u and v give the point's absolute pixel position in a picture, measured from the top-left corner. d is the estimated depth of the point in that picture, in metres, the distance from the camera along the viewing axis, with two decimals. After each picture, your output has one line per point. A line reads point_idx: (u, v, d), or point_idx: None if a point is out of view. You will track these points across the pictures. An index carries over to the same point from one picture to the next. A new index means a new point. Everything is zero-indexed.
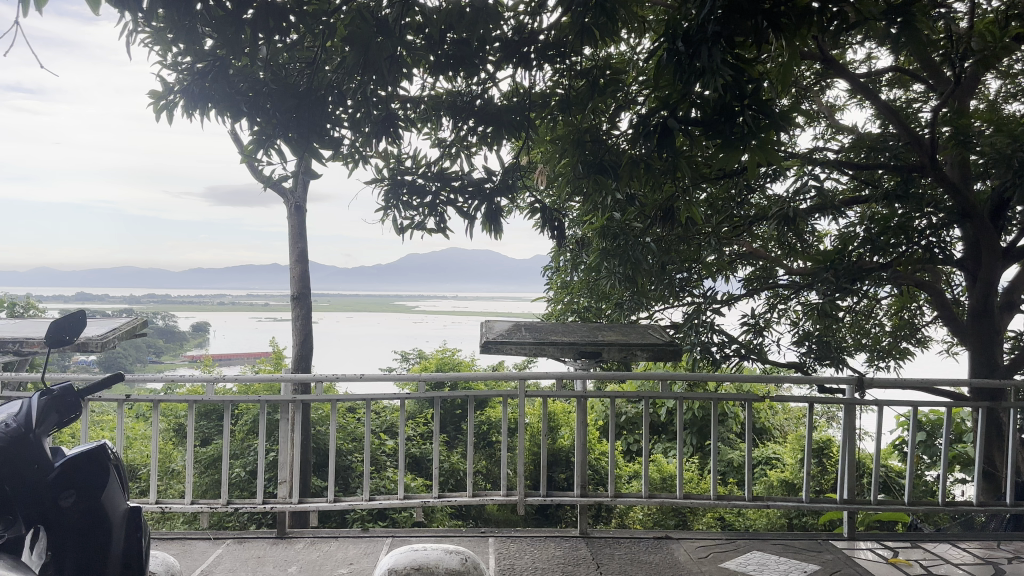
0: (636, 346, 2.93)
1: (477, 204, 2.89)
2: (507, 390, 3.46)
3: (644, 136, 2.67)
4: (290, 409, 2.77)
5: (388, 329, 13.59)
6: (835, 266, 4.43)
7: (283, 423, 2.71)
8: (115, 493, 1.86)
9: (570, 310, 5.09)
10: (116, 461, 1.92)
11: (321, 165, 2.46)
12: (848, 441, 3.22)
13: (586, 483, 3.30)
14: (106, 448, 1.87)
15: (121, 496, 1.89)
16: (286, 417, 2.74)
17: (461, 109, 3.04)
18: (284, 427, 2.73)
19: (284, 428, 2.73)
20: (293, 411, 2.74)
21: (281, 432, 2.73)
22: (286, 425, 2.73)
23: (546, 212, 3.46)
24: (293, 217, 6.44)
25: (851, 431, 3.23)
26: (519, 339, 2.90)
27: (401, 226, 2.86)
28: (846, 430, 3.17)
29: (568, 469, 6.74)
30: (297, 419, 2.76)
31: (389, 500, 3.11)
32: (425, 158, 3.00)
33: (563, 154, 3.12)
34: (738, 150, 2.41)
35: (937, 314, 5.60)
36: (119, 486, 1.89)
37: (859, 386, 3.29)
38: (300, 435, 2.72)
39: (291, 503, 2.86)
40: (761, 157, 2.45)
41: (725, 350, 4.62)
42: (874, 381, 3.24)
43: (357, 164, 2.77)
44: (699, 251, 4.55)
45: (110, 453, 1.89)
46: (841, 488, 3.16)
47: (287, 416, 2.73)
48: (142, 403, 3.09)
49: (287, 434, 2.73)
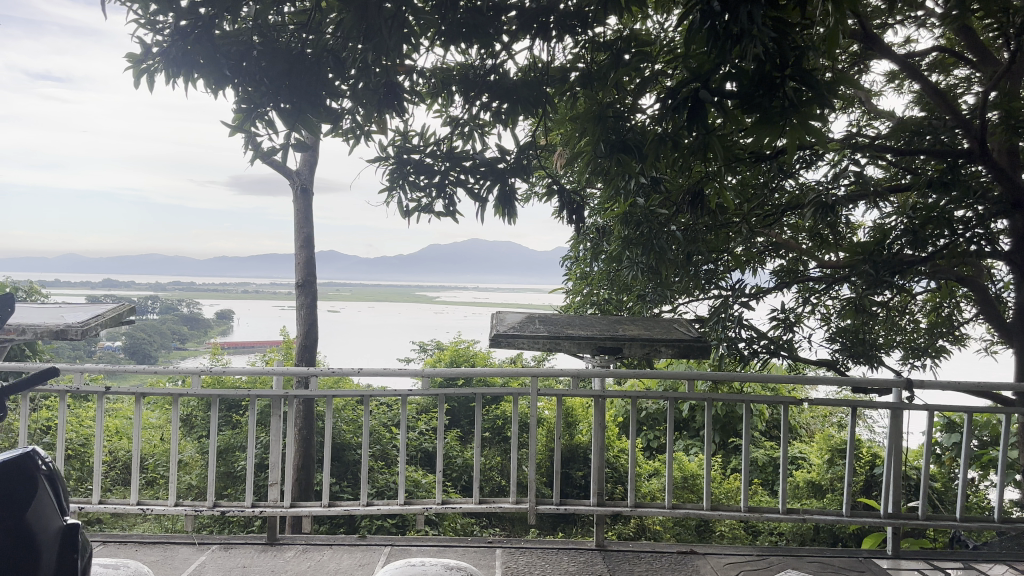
0: (660, 342, 2.68)
1: (489, 186, 2.67)
2: (517, 391, 3.22)
3: (673, 110, 2.42)
4: (283, 404, 2.55)
5: (407, 319, 13.49)
6: (874, 259, 4.15)
7: (276, 420, 2.49)
8: (48, 508, 1.56)
9: (589, 303, 4.86)
10: (49, 473, 1.62)
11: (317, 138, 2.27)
12: (895, 450, 2.97)
13: (602, 490, 3.05)
14: (32, 456, 1.58)
15: (52, 512, 1.56)
16: (278, 412, 2.53)
17: (476, 82, 2.81)
18: (277, 422, 2.51)
19: (277, 424, 2.51)
20: (287, 406, 2.52)
21: (273, 428, 2.51)
22: (279, 421, 2.52)
23: (566, 197, 3.22)
24: (300, 201, 6.29)
25: (896, 439, 2.97)
26: (533, 332, 2.68)
27: (407, 208, 2.64)
28: (892, 439, 2.91)
29: (585, 466, 6.55)
30: (291, 415, 2.54)
31: (390, 505, 2.90)
32: (433, 136, 2.77)
33: (584, 132, 2.89)
34: (778, 127, 2.18)
35: (980, 312, 5.30)
36: (49, 500, 1.57)
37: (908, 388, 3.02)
38: (293, 434, 2.51)
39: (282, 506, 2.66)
40: (802, 135, 2.21)
41: (754, 346, 4.40)
42: (925, 383, 2.96)
43: (361, 139, 2.55)
44: (727, 241, 4.29)
45: (40, 461, 1.60)
46: (884, 502, 2.91)
47: (280, 412, 2.52)
48: (130, 398, 2.90)
49: (280, 431, 2.51)
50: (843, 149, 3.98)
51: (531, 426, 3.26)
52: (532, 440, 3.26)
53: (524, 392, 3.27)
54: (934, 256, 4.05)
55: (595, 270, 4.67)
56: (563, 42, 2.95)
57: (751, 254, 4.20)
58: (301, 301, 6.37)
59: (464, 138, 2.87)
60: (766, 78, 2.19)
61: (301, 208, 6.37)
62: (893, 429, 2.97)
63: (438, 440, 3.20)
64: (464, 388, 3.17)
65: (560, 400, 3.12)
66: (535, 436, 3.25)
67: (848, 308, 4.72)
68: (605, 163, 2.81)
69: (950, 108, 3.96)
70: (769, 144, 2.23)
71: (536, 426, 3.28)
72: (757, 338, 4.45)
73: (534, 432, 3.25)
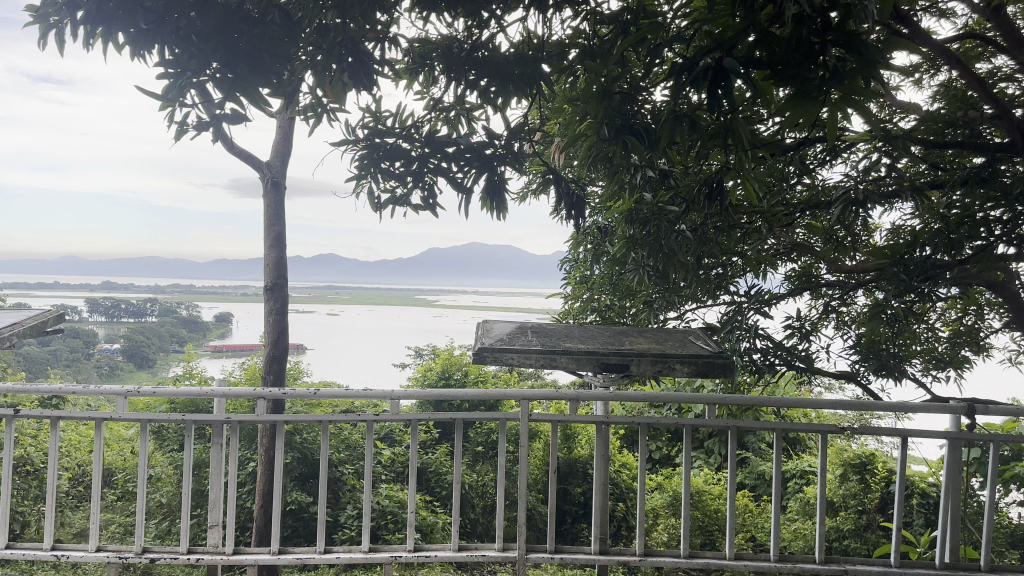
0: (674, 359, 2.31)
1: (474, 175, 2.30)
2: (502, 418, 2.75)
3: (689, 86, 2.02)
4: (225, 430, 2.20)
5: (403, 325, 13.13)
6: (902, 262, 3.74)
7: (215, 450, 2.15)
8: None
9: (589, 309, 4.48)
10: None
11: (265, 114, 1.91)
12: (953, 490, 2.67)
13: (603, 535, 2.70)
14: None
15: None
16: (219, 441, 2.19)
17: (460, 58, 2.44)
18: (217, 452, 2.15)
19: (218, 454, 2.17)
20: (230, 433, 2.17)
21: (213, 458, 2.18)
22: (220, 450, 2.18)
23: (563, 186, 2.80)
24: (270, 195, 6.17)
25: (955, 472, 2.67)
26: (524, 346, 2.31)
27: (379, 200, 2.27)
28: (951, 477, 2.62)
29: (585, 482, 6.19)
30: (234, 443, 2.20)
31: (352, 552, 2.55)
32: (411, 117, 2.39)
33: (586, 116, 2.52)
34: (817, 100, 1.79)
35: (1007, 320, 4.91)
36: None
37: (970, 413, 2.70)
38: (234, 466, 2.17)
39: (225, 554, 2.28)
40: (843, 113, 1.83)
41: (769, 358, 4.03)
42: (990, 409, 2.64)
43: (324, 117, 2.17)
44: (740, 241, 3.90)
45: None
46: (939, 553, 2.70)
47: (221, 439, 2.18)
48: (50, 420, 2.61)
49: (221, 462, 2.17)
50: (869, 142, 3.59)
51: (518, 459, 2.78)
52: (521, 476, 2.80)
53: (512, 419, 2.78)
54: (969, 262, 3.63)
55: (596, 274, 4.30)
56: (562, 13, 2.58)
57: (767, 256, 3.82)
58: (270, 305, 6.09)
59: (448, 123, 2.50)
60: (804, 41, 1.81)
61: (272, 204, 6.20)
62: (948, 464, 2.66)
63: (411, 473, 2.68)
64: (442, 412, 2.67)
65: (555, 427, 2.75)
66: (526, 470, 2.78)
67: (869, 314, 4.34)
68: (610, 149, 2.41)
69: (988, 96, 3.54)
70: (805, 125, 1.85)
71: (524, 455, 2.79)
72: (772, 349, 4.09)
73: (523, 465, 2.79)
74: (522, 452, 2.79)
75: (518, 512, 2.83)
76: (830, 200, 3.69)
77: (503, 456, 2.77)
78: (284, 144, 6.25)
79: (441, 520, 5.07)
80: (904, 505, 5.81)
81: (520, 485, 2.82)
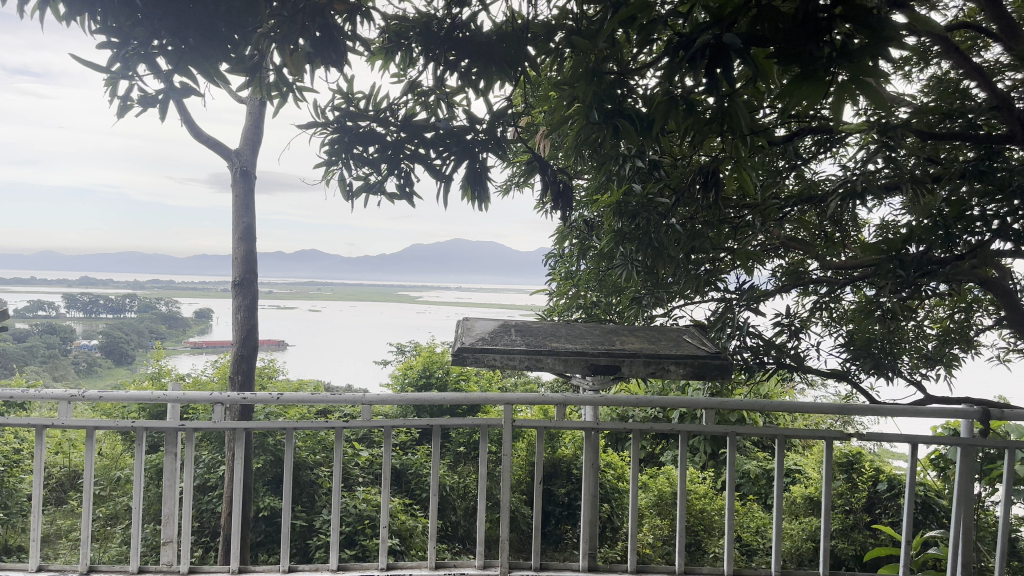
0: (668, 360, 2.18)
1: (454, 163, 2.13)
2: (484, 425, 2.59)
3: (684, 65, 1.85)
4: (180, 437, 2.05)
5: (385, 322, 12.93)
6: (897, 258, 3.59)
7: (168, 461, 2.00)
8: None
9: (575, 306, 4.33)
10: None
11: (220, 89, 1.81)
12: (965, 501, 2.59)
13: (592, 549, 2.55)
14: None
15: None
16: (173, 450, 2.04)
17: (439, 37, 2.27)
18: (170, 462, 2.01)
19: (171, 464, 2.03)
20: (183, 444, 2.02)
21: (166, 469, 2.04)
22: (173, 460, 2.03)
23: (548, 175, 2.62)
24: (240, 183, 6.02)
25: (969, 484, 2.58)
26: (507, 346, 2.16)
27: (351, 188, 2.10)
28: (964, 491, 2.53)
29: (568, 482, 6.05)
30: (189, 453, 2.06)
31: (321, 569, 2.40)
32: (387, 99, 2.23)
33: (573, 101, 2.35)
34: (820, 82, 1.59)
35: (998, 317, 4.79)
36: None
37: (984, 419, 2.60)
38: (189, 478, 2.02)
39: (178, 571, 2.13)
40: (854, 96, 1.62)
41: (760, 355, 3.90)
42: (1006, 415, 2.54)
43: (289, 97, 2.00)
44: (729, 236, 3.76)
45: None
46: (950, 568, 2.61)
47: (175, 449, 2.03)
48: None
49: (174, 474, 2.03)
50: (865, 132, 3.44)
51: (502, 468, 2.62)
52: (503, 487, 2.63)
53: (495, 425, 2.61)
54: (964, 258, 3.48)
55: (582, 269, 4.16)
56: None
57: (757, 251, 3.68)
58: (239, 300, 6.01)
59: (427, 108, 2.34)
60: (809, 17, 1.62)
61: (242, 194, 6.07)
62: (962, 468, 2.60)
63: (387, 483, 2.51)
64: (420, 418, 2.51)
65: (541, 434, 2.60)
66: (509, 481, 2.62)
67: (861, 311, 4.22)
68: (598, 134, 2.24)
69: (986, 86, 3.39)
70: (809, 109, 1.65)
71: (508, 464, 2.62)
72: (762, 347, 3.96)
73: (507, 474, 2.63)
74: (504, 461, 2.63)
75: (503, 526, 2.67)
76: (823, 192, 3.54)
77: (482, 466, 2.61)
78: (254, 133, 6.07)
79: (421, 525, 4.90)
80: (892, 504, 5.71)
81: (503, 496, 2.66)
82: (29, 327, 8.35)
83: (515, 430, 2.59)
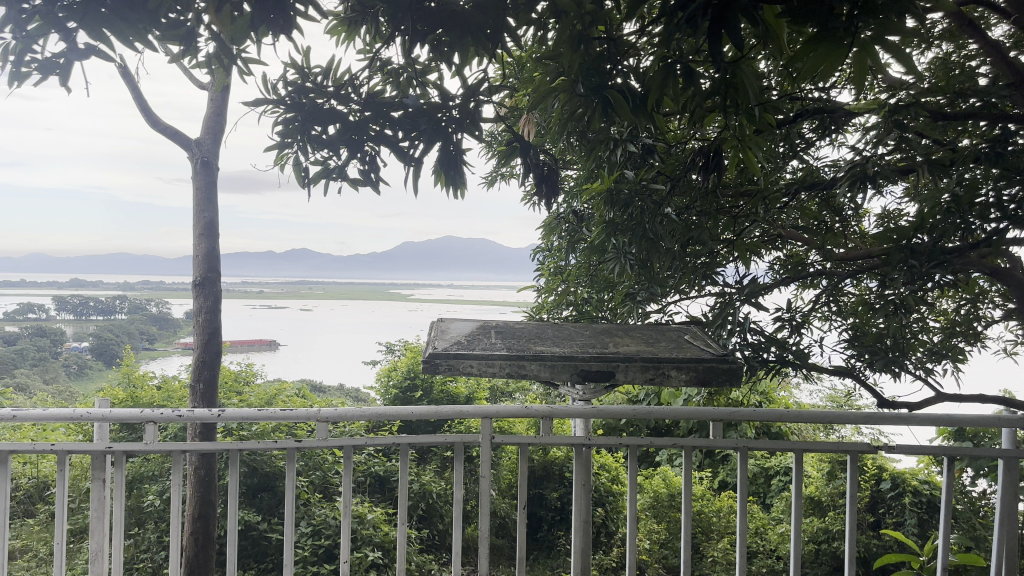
0: (668, 363, 1.95)
1: (424, 146, 1.88)
2: (458, 441, 2.34)
3: (680, 25, 1.57)
4: (108, 462, 1.98)
5: (375, 321, 12.68)
6: (910, 248, 3.29)
7: (94, 489, 1.93)
8: None
9: (565, 304, 4.07)
10: None
11: (146, 52, 1.54)
12: (1009, 513, 2.49)
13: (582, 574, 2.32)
14: None
15: None
16: (100, 476, 1.97)
17: (408, 5, 1.99)
18: (95, 490, 1.95)
19: (99, 492, 1.97)
20: (112, 470, 1.95)
21: (93, 495, 1.97)
22: (101, 486, 1.97)
23: (531, 158, 2.33)
24: (200, 175, 5.79)
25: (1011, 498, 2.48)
26: (486, 351, 1.92)
27: (307, 172, 1.85)
28: (1012, 508, 2.44)
29: (562, 486, 5.85)
30: (119, 478, 1.99)
31: None
32: (350, 73, 1.98)
33: (559, 77, 2.10)
34: (837, 42, 1.24)
35: (1007, 309, 4.56)
36: None
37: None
38: (119, 506, 1.98)
39: None
40: (874, 63, 1.26)
41: (761, 353, 3.67)
42: None
43: (233, 70, 1.76)
44: (728, 226, 3.50)
45: None
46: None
47: (102, 475, 1.96)
48: None
49: (102, 501, 1.97)
50: (872, 114, 3.19)
51: (480, 487, 2.37)
52: (481, 509, 2.39)
53: (471, 440, 2.34)
54: (978, 247, 3.20)
55: (572, 264, 3.92)
56: None
57: (758, 242, 3.43)
58: (206, 301, 5.73)
59: (398, 87, 2.09)
60: None
61: (202, 185, 5.84)
62: (1004, 483, 2.48)
63: (348, 510, 2.24)
64: (387, 435, 2.23)
65: (524, 448, 2.35)
66: (489, 500, 2.37)
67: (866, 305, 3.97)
68: (584, 110, 1.98)
69: (1003, 62, 3.13)
70: (823, 80, 1.30)
71: (486, 484, 2.36)
72: (763, 343, 3.72)
73: (485, 496, 2.36)
74: (482, 479, 2.37)
75: (482, 551, 2.43)
76: (828, 178, 3.30)
77: (459, 487, 2.36)
78: (215, 120, 5.85)
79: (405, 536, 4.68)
80: (896, 504, 5.50)
81: (484, 517, 2.41)
82: (18, 331, 8.27)
83: (494, 446, 2.34)
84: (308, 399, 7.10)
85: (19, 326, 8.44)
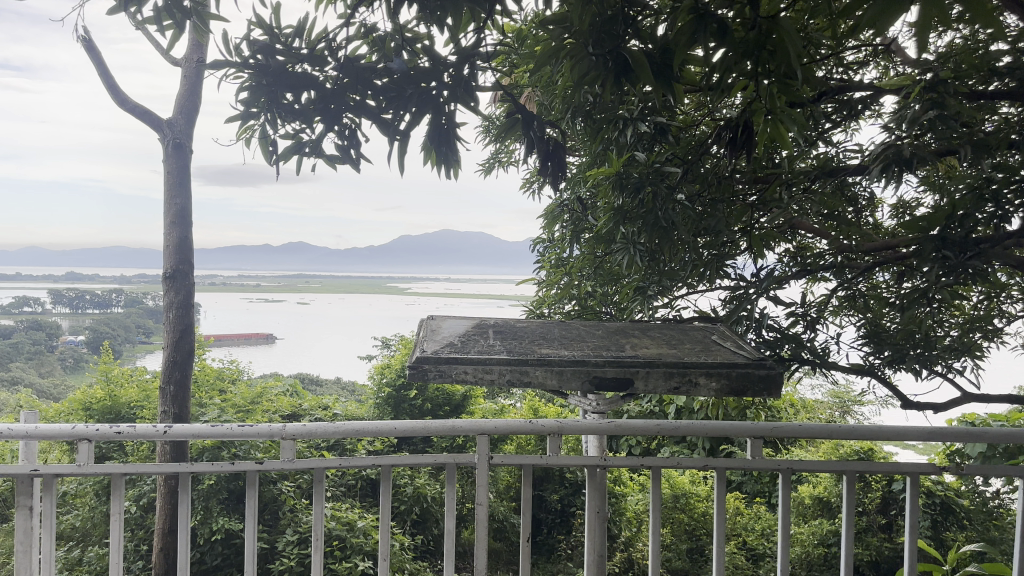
0: (696, 369, 1.73)
1: (410, 117, 1.64)
2: (451, 460, 2.09)
3: None
4: (35, 488, 1.83)
5: (371, 315, 12.45)
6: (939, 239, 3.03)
7: (18, 518, 1.79)
8: None
9: (567, 297, 3.83)
10: None
11: None
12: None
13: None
14: None
15: None
16: (28, 505, 1.82)
17: None
18: (21, 519, 1.81)
19: (25, 522, 1.82)
20: (39, 499, 1.80)
21: (20, 526, 1.83)
22: (27, 516, 1.82)
23: (534, 135, 2.07)
24: (173, 159, 5.56)
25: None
26: (485, 358, 1.69)
27: (274, 146, 1.61)
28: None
29: (563, 487, 5.67)
30: (49, 506, 1.84)
31: None
32: (326, 34, 1.74)
33: (565, 41, 1.84)
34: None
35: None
36: None
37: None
38: (49, 537, 1.83)
39: None
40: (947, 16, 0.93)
41: (775, 349, 3.43)
42: None
43: (187, 27, 1.53)
44: (743, 215, 3.26)
45: None
46: None
47: (28, 503, 1.81)
48: None
49: (29, 530, 1.83)
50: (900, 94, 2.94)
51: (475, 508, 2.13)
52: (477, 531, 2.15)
53: (465, 460, 2.10)
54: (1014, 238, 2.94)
55: (575, 256, 3.68)
56: None
57: (776, 232, 3.19)
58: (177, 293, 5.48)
59: (381, 52, 1.84)
60: None
61: (174, 173, 5.60)
62: None
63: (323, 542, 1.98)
64: (369, 457, 1.98)
65: (524, 468, 2.10)
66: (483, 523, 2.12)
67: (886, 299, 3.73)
68: (594, 77, 1.72)
69: None
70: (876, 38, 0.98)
71: (481, 507, 2.11)
72: (778, 339, 3.49)
73: (481, 520, 2.12)
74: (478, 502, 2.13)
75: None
76: (852, 163, 3.06)
77: (453, 511, 2.11)
78: (188, 104, 5.63)
79: (397, 543, 4.45)
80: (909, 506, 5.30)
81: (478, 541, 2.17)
82: (11, 325, 8.25)
83: (491, 466, 2.09)
84: (299, 397, 6.86)
85: (15, 319, 8.44)
